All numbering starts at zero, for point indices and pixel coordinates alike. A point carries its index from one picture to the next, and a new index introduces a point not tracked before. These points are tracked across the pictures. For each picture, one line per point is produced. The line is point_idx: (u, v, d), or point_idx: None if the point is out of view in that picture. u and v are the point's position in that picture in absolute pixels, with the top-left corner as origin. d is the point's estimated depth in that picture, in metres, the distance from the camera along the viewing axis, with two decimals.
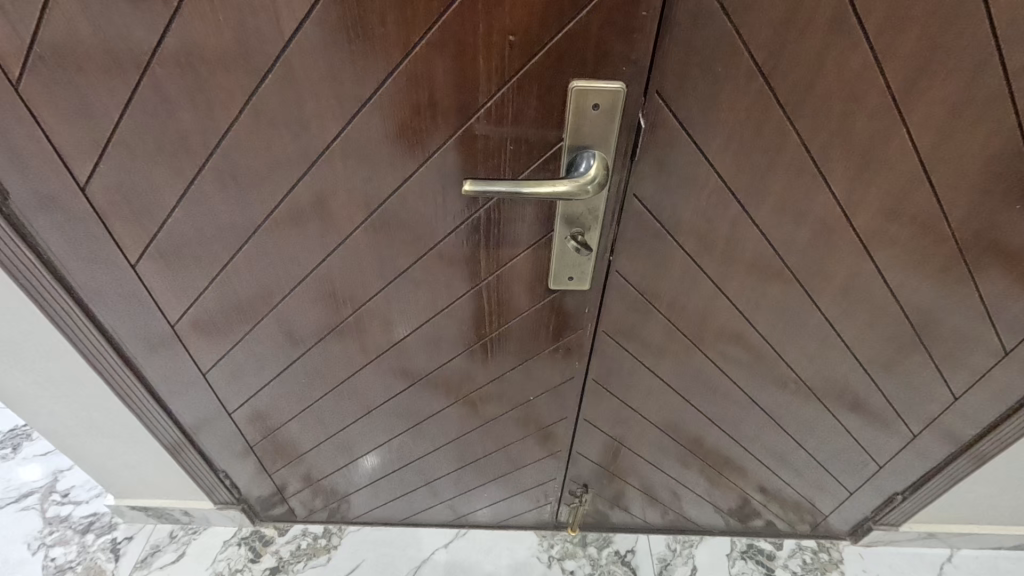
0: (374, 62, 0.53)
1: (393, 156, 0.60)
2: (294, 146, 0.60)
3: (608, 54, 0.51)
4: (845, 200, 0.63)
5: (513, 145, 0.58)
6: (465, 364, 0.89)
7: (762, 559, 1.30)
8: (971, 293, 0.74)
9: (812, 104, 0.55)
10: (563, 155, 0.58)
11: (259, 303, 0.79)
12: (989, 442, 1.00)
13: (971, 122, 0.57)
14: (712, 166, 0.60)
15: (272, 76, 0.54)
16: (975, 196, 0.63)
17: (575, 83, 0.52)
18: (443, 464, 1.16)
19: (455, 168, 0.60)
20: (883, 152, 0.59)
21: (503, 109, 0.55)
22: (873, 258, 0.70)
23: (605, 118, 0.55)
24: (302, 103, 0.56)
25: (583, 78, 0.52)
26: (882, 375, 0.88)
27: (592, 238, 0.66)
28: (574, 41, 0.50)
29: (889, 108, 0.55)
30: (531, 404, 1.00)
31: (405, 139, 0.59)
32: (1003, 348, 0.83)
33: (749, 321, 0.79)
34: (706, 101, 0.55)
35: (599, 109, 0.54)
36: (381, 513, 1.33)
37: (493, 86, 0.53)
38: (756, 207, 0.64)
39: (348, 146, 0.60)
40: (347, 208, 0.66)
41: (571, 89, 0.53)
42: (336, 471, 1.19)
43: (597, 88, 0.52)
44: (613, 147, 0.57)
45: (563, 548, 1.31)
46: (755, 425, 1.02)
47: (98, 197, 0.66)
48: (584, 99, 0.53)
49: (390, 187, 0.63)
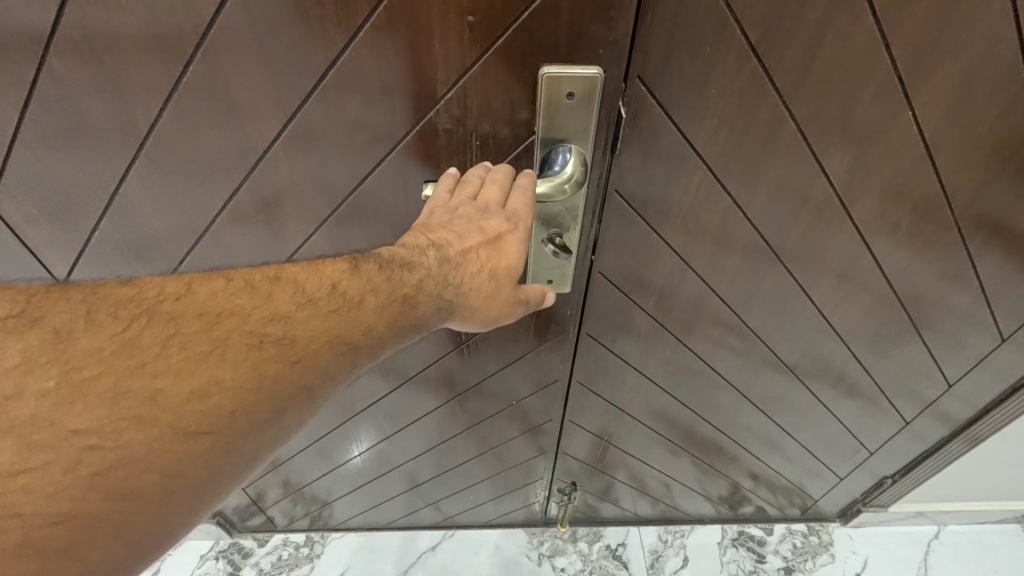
0: (314, 51, 0.45)
1: (346, 156, 0.54)
2: (232, 149, 0.53)
3: (582, 35, 0.44)
4: (843, 189, 0.59)
5: (479, 140, 0.52)
6: (446, 366, 0.85)
7: (753, 545, 1.29)
8: (970, 280, 0.71)
9: (810, 88, 0.49)
10: (538, 148, 0.52)
11: None
12: (982, 425, 0.98)
13: (982, 103, 0.52)
14: (701, 158, 0.55)
15: (196, 70, 0.47)
16: (980, 181, 0.59)
17: (546, 69, 0.46)
18: (427, 468, 1.12)
19: (417, 166, 0.54)
20: (885, 138, 0.54)
21: (466, 100, 0.48)
22: (870, 248, 0.66)
23: (581, 107, 0.49)
24: (236, 99, 0.49)
25: (555, 63, 0.46)
26: (876, 363, 0.86)
27: (571, 240, 0.60)
28: (542, 21, 0.43)
29: (895, 90, 0.50)
30: (516, 405, 0.96)
31: (358, 137, 0.52)
32: (1001, 334, 0.80)
33: (739, 315, 0.76)
34: (694, 88, 0.49)
35: (574, 98, 0.48)
36: (365, 519, 1.28)
37: (453, 75, 0.47)
38: (747, 198, 0.59)
39: (295, 147, 0.53)
40: (300, 213, 0.59)
41: (542, 76, 0.46)
42: (317, 480, 1.14)
43: (571, 75, 0.46)
44: (591, 139, 0.51)
45: (552, 545, 1.29)
46: (745, 415, 1.00)
47: (10, 212, 0.58)
48: (556, 87, 0.47)
49: (347, 189, 0.57)
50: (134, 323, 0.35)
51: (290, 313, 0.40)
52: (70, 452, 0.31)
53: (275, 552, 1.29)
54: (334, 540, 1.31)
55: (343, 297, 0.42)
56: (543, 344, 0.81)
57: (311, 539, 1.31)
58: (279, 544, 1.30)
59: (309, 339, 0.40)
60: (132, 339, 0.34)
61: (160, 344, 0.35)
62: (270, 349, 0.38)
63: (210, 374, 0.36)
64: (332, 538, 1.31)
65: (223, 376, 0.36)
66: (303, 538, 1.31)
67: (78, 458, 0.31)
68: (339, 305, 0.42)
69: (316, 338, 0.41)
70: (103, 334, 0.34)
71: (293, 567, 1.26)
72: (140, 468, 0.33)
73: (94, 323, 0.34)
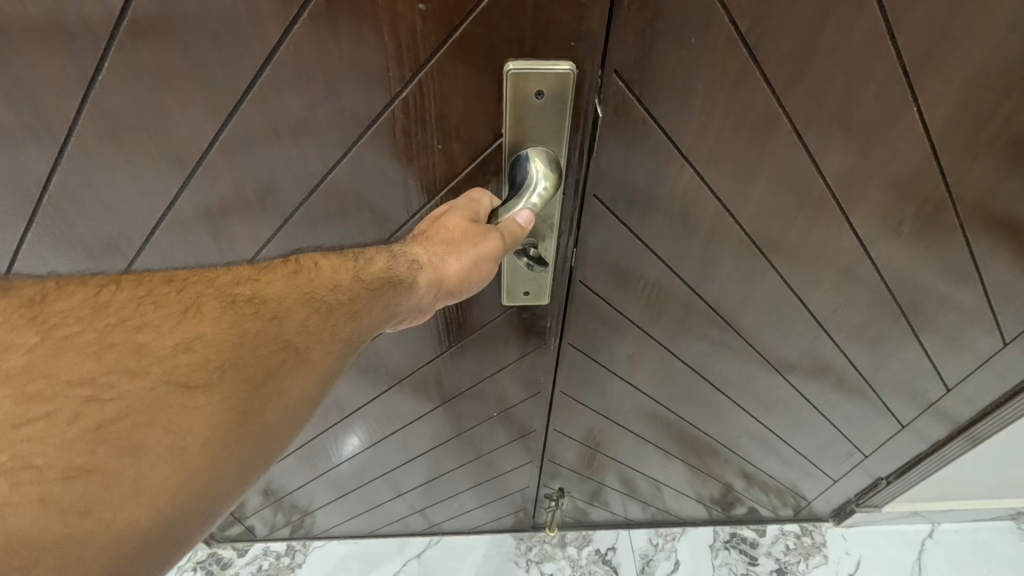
0: (250, 45, 0.40)
1: (296, 161, 0.49)
2: (169, 155, 0.47)
3: (551, 24, 0.39)
4: (841, 191, 0.55)
5: (441, 143, 0.47)
6: (427, 375, 0.81)
7: (746, 548, 1.27)
8: (973, 284, 0.67)
9: (806, 83, 0.45)
10: (503, 157, 0.48)
11: None
12: (979, 427, 0.96)
13: (995, 99, 0.47)
14: (687, 160, 0.50)
15: (119, 68, 0.41)
16: (988, 182, 0.55)
17: (511, 64, 0.41)
18: (412, 477, 1.08)
19: (375, 170, 0.49)
20: (888, 136, 0.50)
21: (424, 99, 0.43)
22: (868, 251, 0.62)
23: (552, 106, 0.44)
24: (167, 100, 0.43)
25: (521, 57, 0.41)
26: (872, 367, 0.82)
27: (547, 250, 0.57)
28: (505, 7, 0.38)
29: (899, 86, 0.46)
30: (502, 413, 0.92)
31: (307, 139, 0.47)
32: (1003, 337, 0.77)
33: (729, 321, 0.72)
34: (678, 84, 0.44)
35: (544, 96, 0.43)
36: (348, 527, 1.24)
37: (406, 69, 0.42)
38: (738, 202, 0.55)
39: (239, 153, 0.48)
40: (252, 222, 0.54)
41: (507, 72, 0.42)
42: (300, 488, 1.09)
43: (539, 70, 0.41)
44: (564, 142, 0.47)
45: (541, 551, 1.26)
46: (736, 419, 0.97)
47: None
48: (523, 85, 0.42)
49: (302, 197, 0.52)
50: (104, 291, 0.34)
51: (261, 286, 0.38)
52: (68, 406, 0.28)
53: (255, 561, 1.25)
54: (316, 548, 1.27)
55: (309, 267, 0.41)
56: (525, 354, 0.77)
57: (293, 547, 1.27)
58: (259, 553, 1.26)
59: (282, 297, 0.38)
60: (103, 303, 0.33)
61: (130, 308, 0.33)
62: (245, 306, 0.36)
63: (190, 331, 0.33)
64: (314, 547, 1.27)
65: (206, 331, 0.33)
66: (284, 547, 1.27)
67: (78, 411, 0.28)
68: (310, 269, 0.40)
69: (290, 297, 0.38)
70: (78, 297, 0.33)
71: None
72: (151, 421, 0.30)
73: (65, 292, 0.33)
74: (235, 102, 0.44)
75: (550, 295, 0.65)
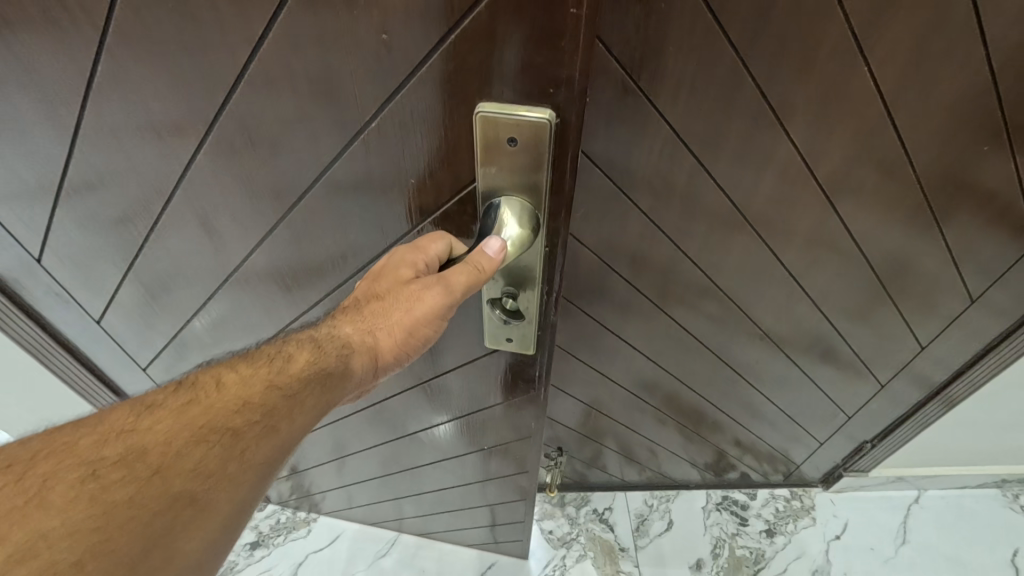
0: (242, 33, 0.43)
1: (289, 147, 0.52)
2: (183, 129, 0.53)
3: (526, 62, 0.39)
4: (806, 147, 0.60)
5: (426, 165, 0.50)
6: (425, 393, 0.83)
7: (736, 509, 1.33)
8: (939, 240, 0.72)
9: (765, 44, 0.50)
10: (478, 199, 0.51)
11: (201, 283, 0.73)
12: (955, 387, 1.01)
13: (938, 59, 0.52)
14: (663, 117, 0.55)
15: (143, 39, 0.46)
16: (940, 139, 0.60)
17: (483, 109, 0.43)
18: (412, 484, 1.10)
19: (375, 161, 0.51)
20: (845, 93, 0.55)
21: (412, 108, 0.45)
22: (837, 209, 0.67)
23: (523, 152, 0.45)
24: (176, 80, 0.48)
25: (494, 103, 0.43)
26: (851, 327, 0.88)
27: (524, 301, 0.58)
28: (480, 37, 0.39)
29: (850, 47, 0.51)
30: (495, 452, 0.90)
31: (296, 130, 0.50)
32: (971, 294, 0.82)
33: (712, 280, 0.77)
34: (651, 45, 0.49)
35: (514, 145, 0.44)
36: (352, 513, 1.29)
37: (386, 81, 0.44)
38: (712, 159, 0.60)
39: (247, 121, 0.51)
40: (268, 192, 0.57)
41: (479, 117, 0.44)
42: (310, 470, 1.14)
43: (509, 121, 0.43)
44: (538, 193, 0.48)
45: (541, 509, 1.33)
46: (724, 382, 1.02)
47: None
48: (494, 129, 0.44)
49: (312, 173, 0.54)
50: None
51: (142, 430, 0.37)
52: None
53: (274, 515, 1.33)
54: None
55: (203, 393, 0.41)
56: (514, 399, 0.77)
57: None
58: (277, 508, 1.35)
59: (175, 437, 0.37)
60: None
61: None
62: (120, 466, 0.35)
63: (42, 526, 0.31)
64: None
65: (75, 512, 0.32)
66: None
67: None
68: (211, 392, 0.41)
69: (186, 434, 0.38)
70: None
71: (291, 529, 1.32)
72: None
73: None
74: (230, 85, 0.48)
75: (533, 347, 0.66)
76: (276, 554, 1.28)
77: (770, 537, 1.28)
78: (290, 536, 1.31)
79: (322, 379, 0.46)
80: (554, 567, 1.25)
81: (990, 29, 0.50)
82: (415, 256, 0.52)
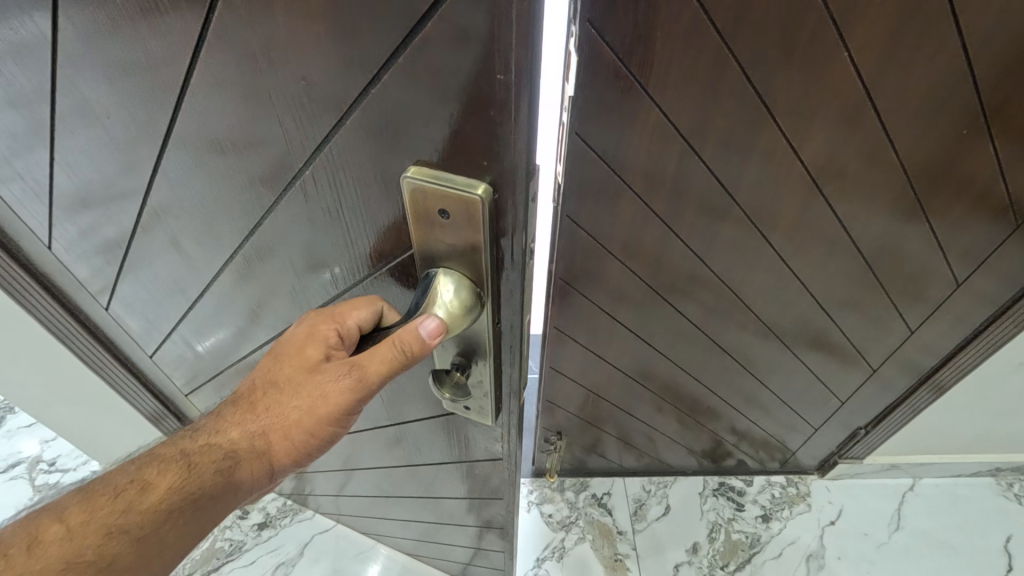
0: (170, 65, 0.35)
1: (235, 195, 0.44)
2: (127, 169, 0.46)
3: (456, 133, 0.32)
4: (791, 131, 0.62)
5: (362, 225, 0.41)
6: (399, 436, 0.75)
7: (733, 495, 1.35)
8: (923, 225, 0.74)
9: (748, 30, 0.53)
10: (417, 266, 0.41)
11: (170, 306, 0.65)
12: (945, 373, 1.03)
13: (915, 44, 0.55)
14: (653, 100, 0.58)
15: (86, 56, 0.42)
16: (920, 122, 0.62)
17: (410, 171, 0.35)
18: (394, 510, 1.06)
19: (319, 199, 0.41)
20: (826, 77, 0.57)
21: (342, 157, 0.37)
22: (823, 192, 0.69)
23: (456, 229, 0.36)
24: None
25: (422, 165, 0.35)
26: (842, 312, 0.90)
27: (479, 373, 0.46)
28: (398, 97, 0.31)
29: (829, 32, 0.53)
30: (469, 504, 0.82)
31: (239, 180, 0.42)
32: (957, 279, 0.84)
33: (704, 263, 0.79)
34: (640, 29, 0.52)
35: (449, 215, 0.36)
36: (344, 518, 1.28)
37: (316, 128, 0.35)
38: (700, 142, 0.63)
39: (188, 150, 0.42)
40: (224, 220, 0.48)
41: (404, 179, 0.35)
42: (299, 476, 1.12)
43: (439, 184, 0.35)
44: (480, 276, 0.38)
45: (541, 493, 1.35)
46: (719, 367, 1.04)
47: None
48: (422, 199, 0.36)
49: (264, 206, 0.44)
50: None
51: None
52: None
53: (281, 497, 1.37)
54: None
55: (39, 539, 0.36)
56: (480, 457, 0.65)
57: None
58: None
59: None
60: None
61: None
62: None
63: None
64: None
65: None
66: None
67: None
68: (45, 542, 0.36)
69: None
70: None
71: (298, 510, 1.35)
72: None
73: None
74: (169, 108, 0.39)
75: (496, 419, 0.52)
76: (282, 535, 1.32)
77: (766, 523, 1.30)
78: (296, 518, 1.34)
79: (189, 507, 0.40)
80: (554, 548, 1.26)
81: (965, 15, 0.53)
82: (327, 327, 0.43)
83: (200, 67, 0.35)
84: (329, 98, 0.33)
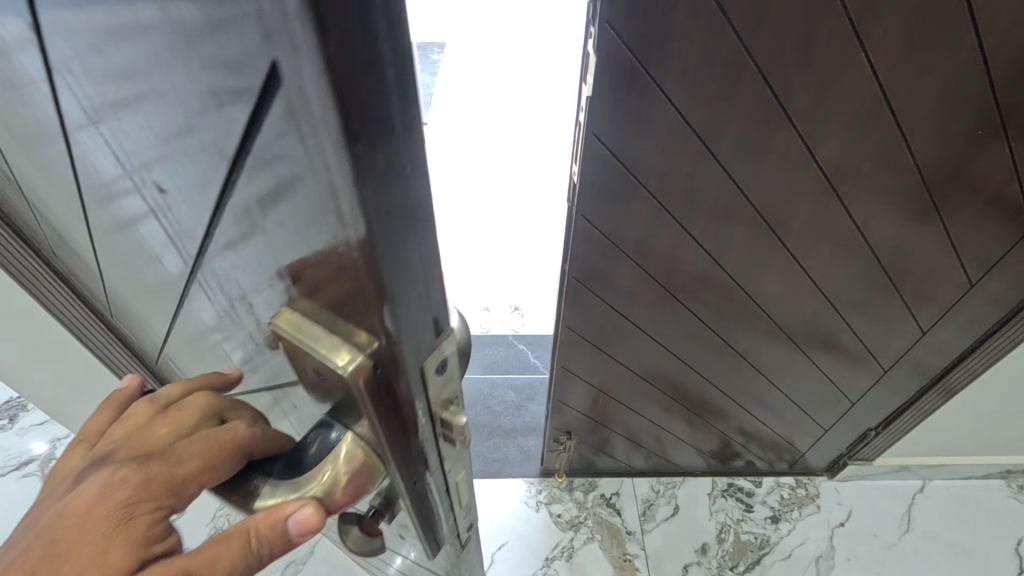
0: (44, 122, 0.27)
1: (155, 279, 0.36)
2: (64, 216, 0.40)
3: (310, 287, 0.22)
4: (805, 131, 0.62)
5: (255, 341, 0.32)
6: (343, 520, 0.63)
7: (741, 496, 1.35)
8: (936, 226, 0.74)
9: (766, 32, 0.53)
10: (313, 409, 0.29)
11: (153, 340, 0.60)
12: (956, 375, 1.03)
13: (931, 46, 0.55)
14: (670, 101, 0.58)
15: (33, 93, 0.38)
16: (935, 124, 0.62)
17: (282, 312, 0.24)
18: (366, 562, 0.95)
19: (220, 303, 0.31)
20: (842, 77, 0.57)
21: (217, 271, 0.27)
22: (837, 193, 0.69)
23: (339, 401, 0.25)
24: None
25: (292, 312, 0.24)
26: (853, 314, 0.89)
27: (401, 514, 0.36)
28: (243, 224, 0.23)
29: (847, 34, 0.53)
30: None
31: (143, 257, 0.33)
32: (970, 280, 0.83)
33: (717, 263, 0.79)
34: (658, 31, 0.52)
35: (322, 375, 0.25)
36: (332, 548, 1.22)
37: (185, 240, 0.27)
38: (716, 143, 0.63)
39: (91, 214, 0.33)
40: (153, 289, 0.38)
41: (279, 314, 0.24)
42: None
43: (312, 337, 0.23)
44: (383, 449, 0.27)
45: (549, 493, 1.35)
46: (729, 368, 1.04)
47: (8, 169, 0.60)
48: (294, 351, 0.25)
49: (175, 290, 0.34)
50: None
51: None
52: None
53: None
54: None
55: None
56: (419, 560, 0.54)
57: None
58: None
59: None
60: None
61: None
62: None
63: None
64: None
65: None
66: None
67: None
68: None
69: None
70: None
71: None
72: None
73: None
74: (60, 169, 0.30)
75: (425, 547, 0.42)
76: None
77: (775, 524, 1.30)
78: None
79: None
80: (562, 548, 1.26)
81: (982, 17, 0.53)
82: (167, 424, 0.30)
83: (74, 141, 0.26)
84: (186, 210, 0.24)
